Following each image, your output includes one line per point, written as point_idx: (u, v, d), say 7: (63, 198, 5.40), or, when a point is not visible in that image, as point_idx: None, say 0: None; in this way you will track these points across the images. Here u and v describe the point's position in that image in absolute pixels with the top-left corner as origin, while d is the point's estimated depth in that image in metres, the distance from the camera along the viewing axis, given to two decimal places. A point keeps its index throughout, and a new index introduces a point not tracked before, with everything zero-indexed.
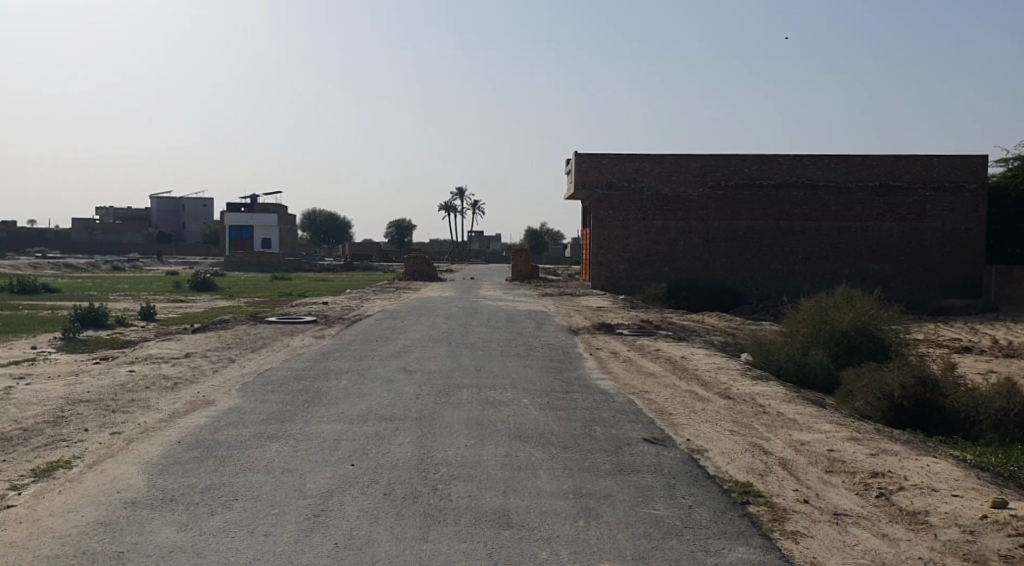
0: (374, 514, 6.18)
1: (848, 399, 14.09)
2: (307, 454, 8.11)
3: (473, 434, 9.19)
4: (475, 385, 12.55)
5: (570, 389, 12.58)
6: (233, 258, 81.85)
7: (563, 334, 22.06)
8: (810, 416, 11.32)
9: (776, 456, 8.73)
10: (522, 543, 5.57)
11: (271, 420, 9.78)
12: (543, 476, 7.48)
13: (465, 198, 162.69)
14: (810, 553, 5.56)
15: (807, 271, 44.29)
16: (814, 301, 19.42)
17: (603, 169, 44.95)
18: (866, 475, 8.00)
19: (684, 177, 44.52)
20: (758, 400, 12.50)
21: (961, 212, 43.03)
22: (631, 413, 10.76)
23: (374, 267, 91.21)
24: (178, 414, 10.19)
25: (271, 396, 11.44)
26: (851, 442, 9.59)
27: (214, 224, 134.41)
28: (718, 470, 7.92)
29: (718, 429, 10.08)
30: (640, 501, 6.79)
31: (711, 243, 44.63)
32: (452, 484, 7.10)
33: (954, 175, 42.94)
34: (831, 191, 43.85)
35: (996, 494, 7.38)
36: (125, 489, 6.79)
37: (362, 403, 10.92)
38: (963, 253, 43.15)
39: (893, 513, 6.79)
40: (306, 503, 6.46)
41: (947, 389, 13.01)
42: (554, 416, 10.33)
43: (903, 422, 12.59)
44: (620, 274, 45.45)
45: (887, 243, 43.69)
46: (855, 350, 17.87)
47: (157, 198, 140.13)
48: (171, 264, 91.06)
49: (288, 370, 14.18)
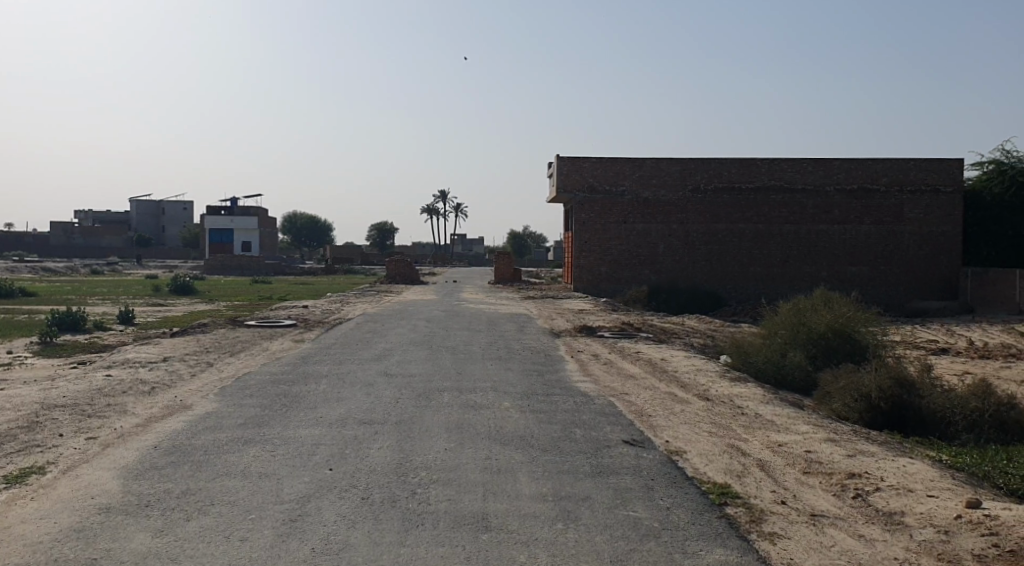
0: (352, 518, 6.15)
1: (825, 400, 14.09)
2: (286, 458, 8.09)
3: (454, 437, 9.17)
4: (455, 389, 12.44)
5: (550, 391, 12.55)
6: (213, 263, 81.51)
7: (544, 337, 22.05)
8: (789, 418, 11.34)
9: (754, 457, 8.75)
10: (501, 547, 5.55)
11: (249, 424, 9.72)
12: (522, 478, 7.50)
13: (447, 201, 163.12)
14: (787, 554, 5.60)
15: (785, 274, 44.56)
16: (793, 303, 19.46)
17: (584, 172, 45.17)
18: (843, 475, 8.01)
19: (665, 180, 44.71)
20: (737, 402, 12.52)
21: (938, 214, 43.41)
22: (612, 415, 10.77)
23: (355, 270, 91.58)
24: (155, 418, 10.11)
25: (250, 400, 11.35)
26: (828, 443, 9.61)
27: (195, 226, 134.72)
28: (697, 471, 7.93)
29: (697, 430, 10.10)
30: (619, 503, 6.79)
31: (691, 247, 44.83)
32: (430, 488, 7.08)
33: (931, 178, 43.34)
34: (809, 194, 44.10)
35: (971, 494, 7.41)
36: (99, 495, 6.72)
37: (340, 408, 10.78)
38: (940, 255, 43.55)
39: (869, 514, 6.83)
40: (284, 508, 6.43)
41: (924, 389, 13.00)
42: (534, 419, 10.32)
43: (881, 423, 12.62)
44: (602, 277, 45.63)
45: (865, 246, 44.04)
46: (833, 350, 17.87)
47: (136, 202, 138.96)
48: (150, 267, 90.49)
49: (268, 374, 14.03)
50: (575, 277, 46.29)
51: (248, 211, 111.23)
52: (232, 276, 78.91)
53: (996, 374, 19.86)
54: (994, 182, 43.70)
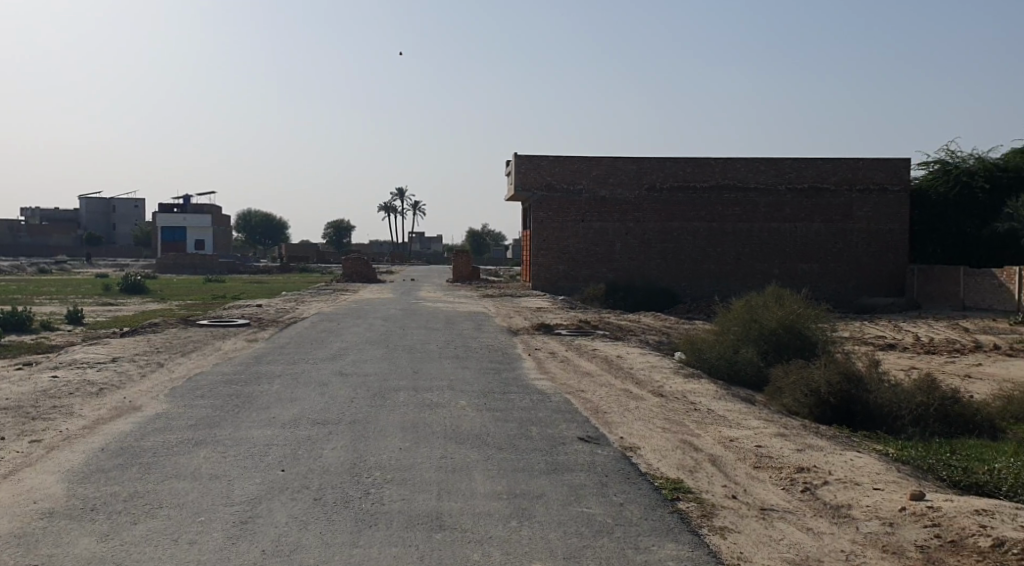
0: (304, 520, 6.07)
1: (777, 396, 14.31)
2: (238, 459, 7.96)
3: (409, 436, 9.11)
4: (411, 388, 12.36)
5: (507, 389, 12.55)
6: (164, 261, 79.94)
7: (502, 335, 22.07)
8: (740, 413, 11.50)
9: (706, 452, 8.85)
10: (454, 546, 5.52)
11: (200, 425, 9.54)
12: (478, 477, 7.48)
13: (405, 198, 162.69)
14: (738, 548, 5.65)
15: (738, 272, 45.23)
16: (746, 300, 19.74)
17: (542, 171, 45.16)
18: (792, 470, 8.14)
19: (621, 179, 45.02)
20: (690, 398, 12.67)
21: (886, 212, 44.45)
22: (567, 412, 10.80)
23: (312, 268, 90.75)
24: (103, 420, 9.88)
25: (201, 401, 11.14)
26: (778, 438, 9.76)
27: (148, 225, 132.05)
28: (650, 467, 8.00)
29: (651, 426, 10.18)
30: (573, 500, 6.81)
31: (647, 245, 45.23)
32: (384, 488, 7.02)
33: (879, 177, 44.39)
34: (761, 193, 44.83)
35: (915, 487, 7.59)
36: (42, 499, 6.53)
37: (293, 408, 10.65)
38: (888, 253, 44.61)
39: (817, 507, 6.95)
40: (234, 510, 6.32)
41: (871, 384, 13.31)
42: (490, 417, 10.31)
43: (830, 418, 12.90)
44: (559, 275, 45.64)
45: (815, 244, 44.88)
46: (784, 346, 18.17)
47: (85, 199, 135.65)
48: (100, 266, 88.44)
49: (220, 374, 13.80)
50: (533, 275, 46.27)
51: (202, 209, 109.40)
52: (184, 275, 77.46)
53: (940, 368, 20.43)
54: (939, 181, 45.16)
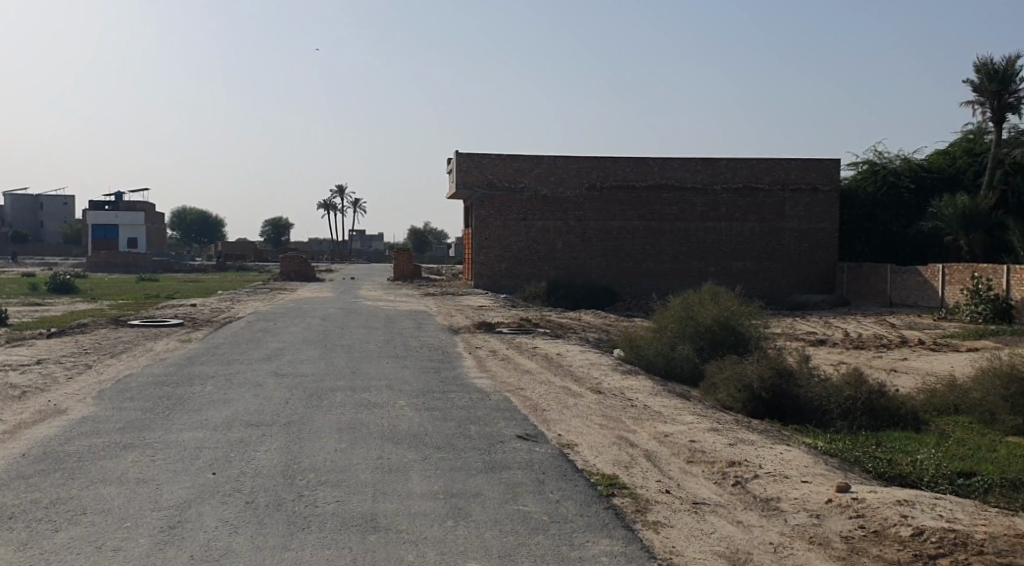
0: (235, 524, 5.94)
1: (712, 391, 14.54)
2: (167, 463, 7.75)
3: (345, 437, 9.00)
4: (348, 388, 12.21)
5: (446, 388, 12.49)
6: (93, 260, 77.27)
7: (444, 334, 21.98)
8: (675, 409, 11.66)
9: (641, 448, 8.94)
10: (388, 547, 5.47)
11: (129, 428, 9.27)
12: (415, 477, 7.43)
13: (347, 197, 161.08)
14: (670, 543, 5.72)
15: (676, 270, 45.97)
16: (682, 297, 19.98)
17: (483, 169, 45.08)
18: (724, 464, 8.29)
19: (562, 178, 45.30)
20: (628, 394, 12.79)
21: (816, 211, 45.70)
22: (504, 410, 10.80)
23: (250, 267, 88.99)
24: (24, 424, 9.50)
25: (130, 403, 10.81)
26: (711, 433, 9.93)
27: (79, 223, 127.65)
28: (587, 464, 8.05)
29: (587, 423, 10.26)
30: (511, 498, 6.82)
31: (587, 243, 45.66)
32: (319, 490, 6.93)
33: (810, 177, 45.58)
34: (697, 192, 45.61)
35: (840, 478, 7.81)
36: None
37: (226, 409, 10.44)
38: (818, 251, 45.90)
39: (748, 501, 7.08)
40: (162, 515, 6.15)
41: (802, 378, 13.63)
42: (429, 417, 10.25)
43: (763, 412, 13.18)
44: (501, 274, 45.78)
45: (749, 243, 45.88)
46: (719, 342, 18.49)
47: (12, 196, 130.32)
48: (27, 266, 85.06)
49: (149, 376, 13.39)
50: (475, 274, 46.27)
51: (136, 206, 106.22)
52: (116, 274, 75.03)
53: (868, 363, 21.13)
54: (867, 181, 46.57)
